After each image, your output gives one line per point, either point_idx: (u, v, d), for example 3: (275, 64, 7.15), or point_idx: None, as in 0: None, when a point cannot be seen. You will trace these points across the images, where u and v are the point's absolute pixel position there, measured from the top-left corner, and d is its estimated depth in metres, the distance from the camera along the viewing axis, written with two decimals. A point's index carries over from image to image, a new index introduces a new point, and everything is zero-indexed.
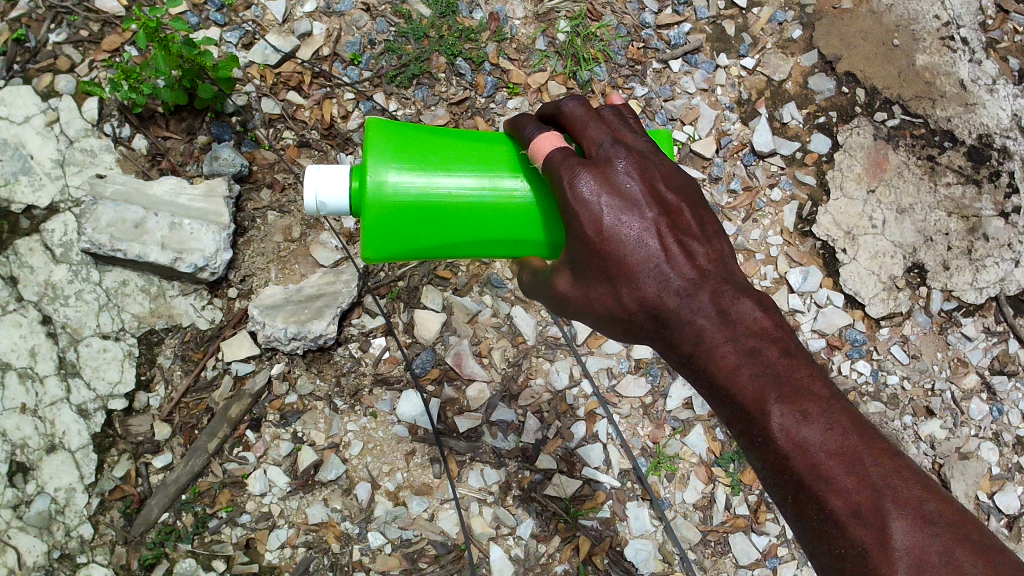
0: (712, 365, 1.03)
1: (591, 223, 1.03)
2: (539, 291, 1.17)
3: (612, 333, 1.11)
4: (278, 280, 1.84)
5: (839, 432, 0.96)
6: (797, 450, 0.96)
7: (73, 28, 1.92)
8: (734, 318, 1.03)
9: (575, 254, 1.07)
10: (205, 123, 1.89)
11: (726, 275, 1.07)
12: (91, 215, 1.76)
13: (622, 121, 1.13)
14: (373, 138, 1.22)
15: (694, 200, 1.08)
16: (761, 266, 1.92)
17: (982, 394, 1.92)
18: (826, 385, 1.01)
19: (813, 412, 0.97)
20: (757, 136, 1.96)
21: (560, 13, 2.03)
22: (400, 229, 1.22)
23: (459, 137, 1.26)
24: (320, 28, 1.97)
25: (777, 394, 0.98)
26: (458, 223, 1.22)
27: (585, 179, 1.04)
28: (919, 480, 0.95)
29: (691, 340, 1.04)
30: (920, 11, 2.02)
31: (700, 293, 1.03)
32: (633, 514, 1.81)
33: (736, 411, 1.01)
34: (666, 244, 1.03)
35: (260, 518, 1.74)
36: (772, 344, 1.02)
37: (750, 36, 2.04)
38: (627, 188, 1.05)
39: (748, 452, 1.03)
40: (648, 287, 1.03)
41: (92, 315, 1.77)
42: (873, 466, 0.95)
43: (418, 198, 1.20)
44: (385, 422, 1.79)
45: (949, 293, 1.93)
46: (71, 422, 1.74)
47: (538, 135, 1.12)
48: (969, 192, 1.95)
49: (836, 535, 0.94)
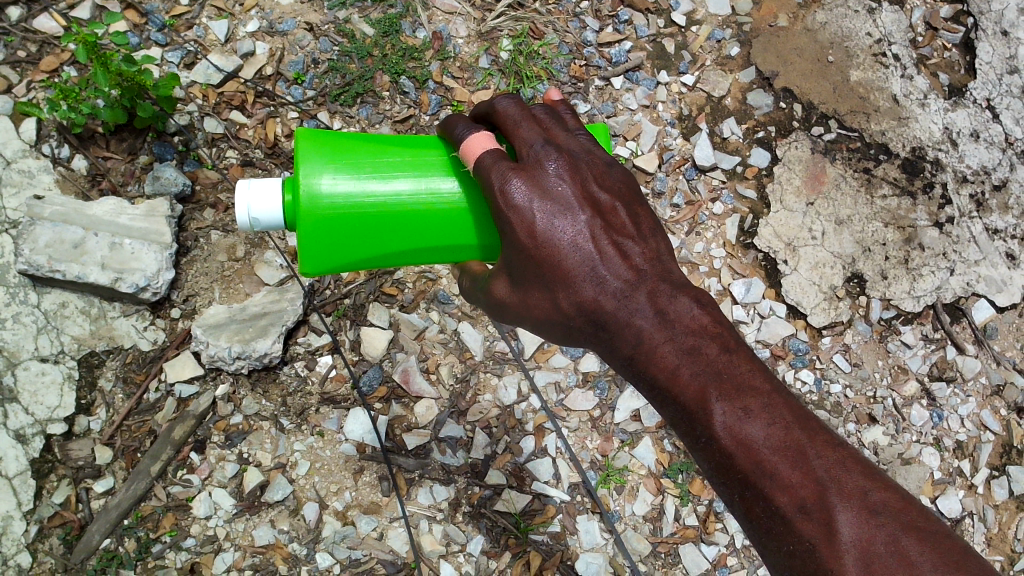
0: (652, 366, 1.05)
1: (524, 228, 1.06)
2: (478, 297, 1.21)
3: (554, 336, 1.14)
4: (222, 300, 1.82)
5: (781, 427, 0.98)
6: (741, 447, 0.97)
7: (10, 48, 1.90)
8: (673, 317, 1.05)
9: (512, 262, 1.09)
10: (146, 143, 1.87)
11: (663, 272, 1.09)
12: (28, 236, 1.73)
13: (553, 120, 1.15)
14: (305, 148, 1.23)
15: (629, 198, 1.13)
16: (705, 279, 1.94)
17: (922, 400, 1.95)
18: (767, 378, 1.03)
19: (755, 408, 0.99)
20: (698, 152, 2.00)
21: (502, 32, 2.05)
22: (335, 236, 1.23)
23: (389, 142, 1.28)
24: (263, 48, 1.97)
25: (718, 391, 1.00)
26: (392, 228, 1.25)
27: (517, 184, 1.06)
28: (862, 470, 0.97)
29: (630, 341, 1.06)
30: (853, 29, 2.09)
31: (636, 293, 1.06)
32: (583, 528, 1.81)
33: (679, 411, 1.03)
34: (601, 246, 1.07)
35: (206, 542, 1.72)
36: (712, 341, 1.03)
37: (690, 54, 2.08)
38: (559, 190, 1.07)
39: (693, 453, 1.04)
40: (586, 290, 1.06)
41: (30, 338, 1.73)
42: (817, 459, 0.96)
43: (351, 205, 1.22)
44: (333, 441, 1.78)
45: (888, 301, 1.96)
46: (8, 448, 1.69)
47: (470, 135, 1.13)
48: (905, 204, 2.00)
49: (785, 532, 0.95)
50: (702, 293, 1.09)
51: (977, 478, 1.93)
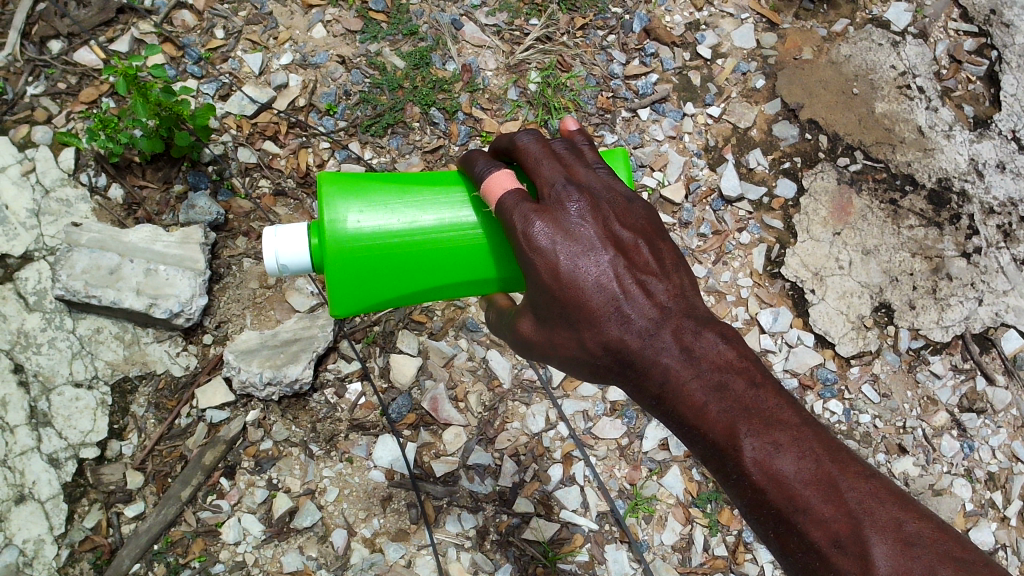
0: (681, 404, 1.04)
1: (548, 269, 1.05)
2: (504, 331, 1.22)
3: (582, 374, 1.13)
4: (253, 327, 1.84)
5: (812, 460, 0.97)
6: (773, 482, 0.97)
7: (50, 81, 1.95)
8: (698, 353, 1.05)
9: (536, 302, 1.09)
10: (181, 172, 1.91)
11: (688, 308, 1.09)
12: (65, 262, 1.76)
13: (573, 158, 1.17)
14: (330, 190, 1.25)
15: (651, 233, 1.12)
16: (732, 308, 1.95)
17: (952, 431, 1.93)
18: (796, 411, 1.02)
19: (784, 442, 0.98)
20: (725, 182, 2.01)
21: (531, 64, 2.09)
22: (362, 276, 1.25)
23: (412, 180, 1.30)
24: (296, 80, 2.01)
25: (746, 426, 0.99)
26: (417, 264, 1.26)
27: (539, 224, 1.07)
28: (896, 500, 0.96)
29: (658, 380, 1.05)
30: (877, 62, 2.11)
31: (661, 331, 1.06)
32: (612, 557, 1.79)
33: (710, 449, 1.02)
34: (625, 285, 1.06)
35: (234, 568, 1.72)
36: (739, 376, 1.03)
37: (715, 86, 2.11)
38: (581, 231, 1.07)
39: (726, 489, 1.04)
40: (611, 330, 1.05)
41: (65, 363, 1.76)
42: (849, 491, 0.95)
43: (375, 241, 1.24)
44: (362, 467, 1.78)
45: (916, 331, 1.96)
46: (42, 472, 1.72)
47: (490, 175, 1.15)
48: (932, 234, 2.01)
49: (821, 567, 0.95)
50: (727, 328, 1.08)
51: (1011, 510, 1.90)
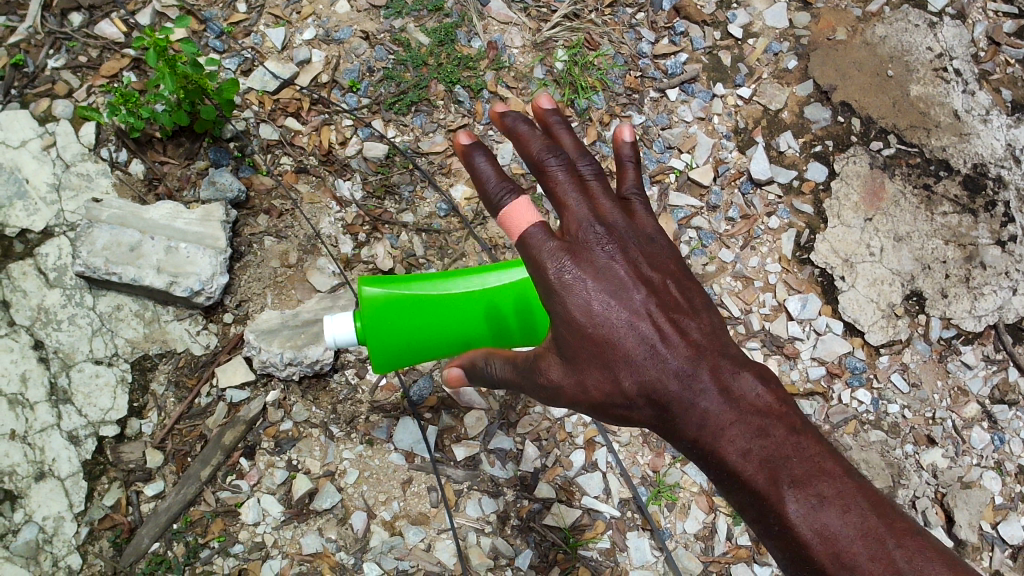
0: (718, 449, 1.03)
1: (581, 312, 1.08)
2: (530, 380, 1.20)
3: (613, 420, 1.12)
4: (274, 306, 1.82)
5: (856, 512, 0.96)
6: (819, 539, 0.95)
7: (71, 53, 1.93)
8: (738, 397, 1.04)
9: (567, 342, 1.10)
10: (203, 148, 1.88)
11: (721, 347, 1.08)
12: (86, 238, 1.74)
13: (604, 192, 1.16)
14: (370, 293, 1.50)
15: (678, 274, 1.13)
16: (760, 294, 1.92)
17: (982, 422, 1.90)
18: (837, 459, 1.01)
19: (829, 495, 0.97)
20: (754, 165, 1.97)
21: (557, 42, 2.05)
22: (401, 338, 1.52)
23: (443, 277, 1.55)
24: (319, 55, 1.98)
25: (789, 478, 0.98)
26: (457, 313, 1.53)
27: (569, 264, 1.09)
28: (945, 559, 0.95)
29: (696, 425, 1.04)
30: (913, 43, 2.06)
31: (695, 369, 1.05)
32: (633, 545, 1.77)
33: (749, 496, 1.00)
34: (660, 328, 1.06)
35: (253, 548, 1.71)
36: (778, 422, 1.02)
37: (746, 66, 2.06)
38: (612, 272, 1.09)
39: (762, 539, 1.02)
40: (647, 371, 1.06)
41: (85, 340, 1.75)
42: (896, 546, 0.95)
43: (419, 299, 1.52)
44: (382, 450, 1.77)
45: (948, 320, 1.92)
46: (62, 449, 1.71)
47: (512, 200, 1.13)
48: (966, 221, 1.96)
49: None
50: (755, 363, 1.08)
51: None
